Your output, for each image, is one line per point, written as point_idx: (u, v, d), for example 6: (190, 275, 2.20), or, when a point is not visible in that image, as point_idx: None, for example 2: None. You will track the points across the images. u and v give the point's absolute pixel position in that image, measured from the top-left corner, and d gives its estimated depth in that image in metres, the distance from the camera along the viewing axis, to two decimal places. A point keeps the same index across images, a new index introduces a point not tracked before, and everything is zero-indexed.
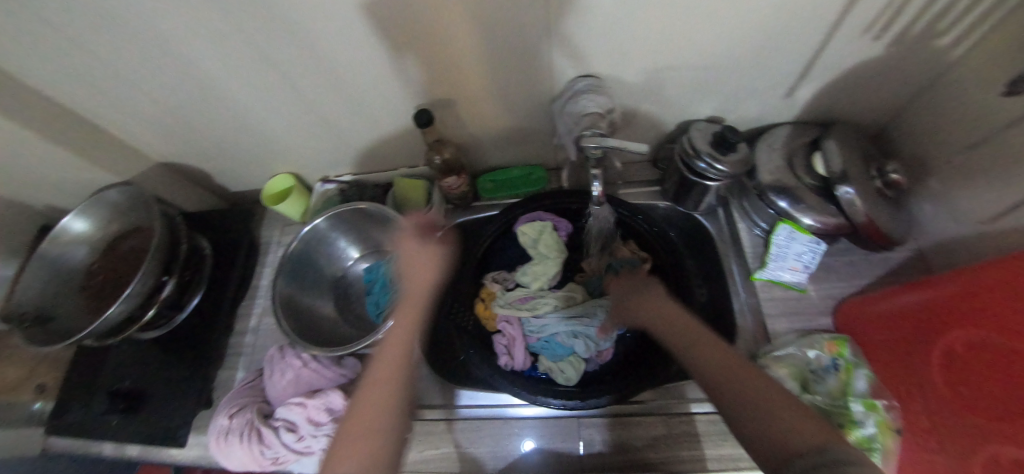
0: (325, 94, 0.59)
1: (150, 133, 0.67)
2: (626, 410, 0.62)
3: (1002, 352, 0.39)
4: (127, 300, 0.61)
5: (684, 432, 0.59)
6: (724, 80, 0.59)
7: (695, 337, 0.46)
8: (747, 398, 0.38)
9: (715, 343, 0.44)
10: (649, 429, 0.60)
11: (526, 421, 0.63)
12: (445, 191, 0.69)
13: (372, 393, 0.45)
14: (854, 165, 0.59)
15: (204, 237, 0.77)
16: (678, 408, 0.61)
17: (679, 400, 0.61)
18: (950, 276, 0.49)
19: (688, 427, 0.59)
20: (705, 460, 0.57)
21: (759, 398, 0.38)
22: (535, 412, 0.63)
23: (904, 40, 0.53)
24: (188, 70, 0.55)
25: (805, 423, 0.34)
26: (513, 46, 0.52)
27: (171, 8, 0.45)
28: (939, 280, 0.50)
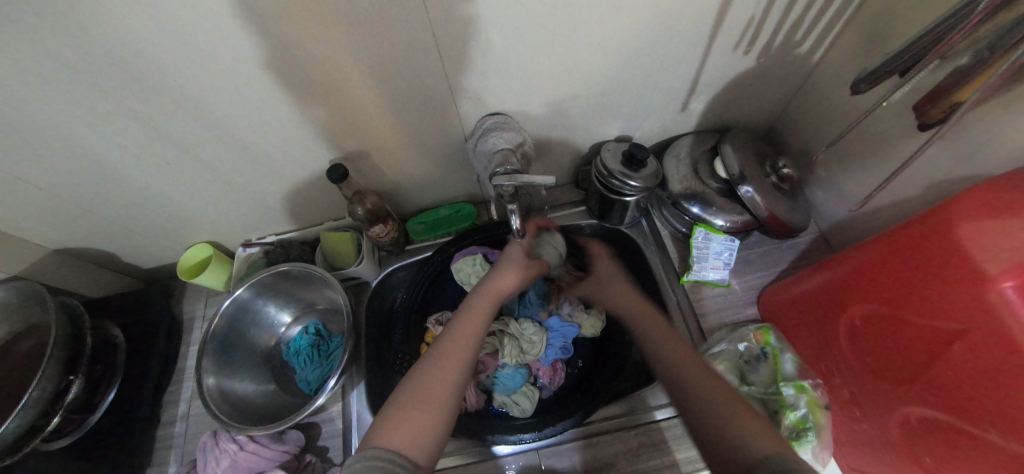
0: (232, 158, 0.57)
1: (36, 221, 0.61)
2: (582, 433, 0.62)
3: (895, 322, 0.43)
4: (22, 412, 0.55)
5: (640, 443, 0.60)
6: (625, 102, 0.63)
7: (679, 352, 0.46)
8: (715, 403, 0.39)
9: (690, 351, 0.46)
10: (607, 448, 0.60)
11: (485, 463, 0.61)
12: (375, 239, 0.68)
13: (455, 354, 0.44)
14: (749, 165, 0.64)
15: (116, 325, 0.71)
16: (631, 421, 0.61)
17: (630, 412, 0.62)
18: (836, 256, 0.53)
19: (643, 439, 0.60)
20: (662, 468, 0.58)
21: (734, 412, 0.38)
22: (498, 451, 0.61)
23: (771, 51, 0.60)
24: (71, 151, 0.51)
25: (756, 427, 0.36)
26: (417, 92, 0.53)
27: (35, 91, 0.42)
28: (826, 261, 0.53)
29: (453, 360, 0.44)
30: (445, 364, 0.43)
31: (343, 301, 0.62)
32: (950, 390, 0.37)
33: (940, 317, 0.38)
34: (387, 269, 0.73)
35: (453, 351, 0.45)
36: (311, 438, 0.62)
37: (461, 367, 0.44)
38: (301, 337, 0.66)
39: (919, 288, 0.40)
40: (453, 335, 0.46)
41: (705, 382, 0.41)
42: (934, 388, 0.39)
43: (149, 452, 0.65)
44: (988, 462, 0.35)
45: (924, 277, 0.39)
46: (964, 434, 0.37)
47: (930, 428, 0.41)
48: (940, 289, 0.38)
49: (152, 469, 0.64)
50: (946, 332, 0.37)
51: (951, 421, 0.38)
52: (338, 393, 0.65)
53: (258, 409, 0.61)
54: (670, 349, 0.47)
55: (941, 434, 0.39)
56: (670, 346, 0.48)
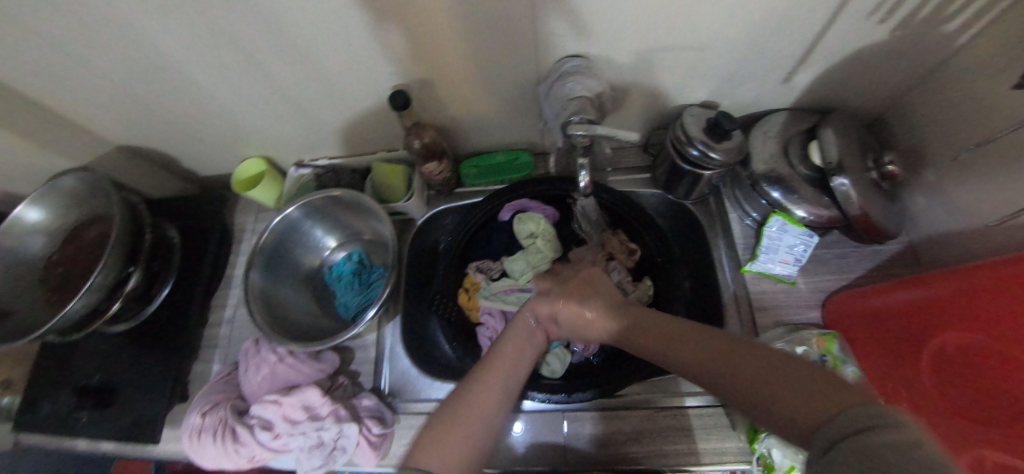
0: (291, 73, 0.54)
1: (102, 113, 0.62)
2: (610, 404, 0.61)
3: (990, 357, 0.38)
4: (87, 294, 0.58)
5: (668, 426, 0.58)
6: (722, 63, 0.56)
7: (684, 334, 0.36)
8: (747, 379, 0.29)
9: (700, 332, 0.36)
10: (632, 423, 0.59)
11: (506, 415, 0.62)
12: (427, 177, 0.66)
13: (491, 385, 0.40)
14: (850, 155, 0.57)
15: (172, 226, 0.73)
16: (663, 402, 0.60)
17: (664, 393, 0.60)
18: (944, 272, 0.47)
19: (672, 422, 0.59)
20: (686, 454, 0.56)
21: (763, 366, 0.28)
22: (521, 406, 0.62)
23: (911, 23, 0.50)
24: (137, 47, 0.50)
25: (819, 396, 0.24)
26: (494, 22, 0.47)
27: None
28: (932, 276, 0.48)
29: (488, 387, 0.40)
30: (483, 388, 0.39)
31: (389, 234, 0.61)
32: None
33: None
34: (435, 209, 0.71)
35: (491, 372, 0.41)
36: (346, 362, 0.64)
37: (497, 395, 0.40)
38: (345, 264, 0.66)
39: None
40: (490, 364, 0.42)
41: (725, 360, 0.31)
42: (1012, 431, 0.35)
43: (198, 348, 0.69)
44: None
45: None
46: None
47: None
48: None
49: (200, 363, 0.69)
50: None
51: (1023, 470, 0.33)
52: (374, 324, 0.66)
53: (299, 325, 0.63)
54: (683, 347, 0.35)
55: None
56: (679, 342, 0.36)
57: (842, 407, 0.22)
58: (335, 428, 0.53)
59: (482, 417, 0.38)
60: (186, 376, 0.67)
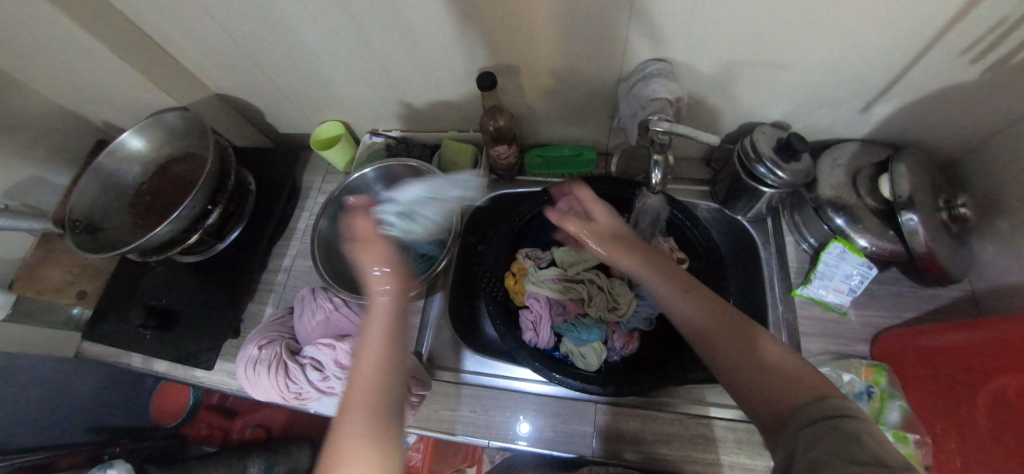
0: (390, 46, 0.59)
1: (212, 62, 0.68)
2: (643, 403, 0.62)
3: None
4: (173, 223, 0.62)
5: (701, 434, 0.58)
6: (802, 84, 0.57)
7: (686, 294, 0.47)
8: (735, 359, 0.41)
9: (707, 297, 0.46)
10: (664, 425, 0.60)
11: (534, 399, 0.62)
12: (493, 160, 0.69)
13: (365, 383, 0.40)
14: (922, 193, 0.57)
15: (250, 174, 0.77)
16: (700, 410, 0.60)
17: (701, 402, 0.60)
18: (1006, 317, 0.45)
19: (706, 431, 0.59)
20: (718, 464, 0.56)
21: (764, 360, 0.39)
22: (549, 390, 0.63)
23: (1008, 67, 0.50)
24: (260, 6, 0.55)
25: (795, 391, 0.36)
26: (591, 19, 0.50)
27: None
28: (991, 321, 0.47)
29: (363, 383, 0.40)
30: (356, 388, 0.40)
31: (454, 210, 0.65)
32: None
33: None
34: (494, 193, 0.74)
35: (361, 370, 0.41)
36: None
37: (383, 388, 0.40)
38: None
39: None
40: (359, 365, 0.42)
41: (720, 340, 0.42)
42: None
43: (256, 289, 0.74)
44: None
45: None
46: None
47: None
48: None
49: (255, 304, 0.73)
50: None
51: None
52: (423, 291, 0.69)
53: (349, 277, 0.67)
54: (691, 309, 0.46)
55: None
56: (689, 300, 0.46)
57: (808, 398, 0.35)
58: None
59: (373, 414, 0.38)
60: (242, 314, 0.71)
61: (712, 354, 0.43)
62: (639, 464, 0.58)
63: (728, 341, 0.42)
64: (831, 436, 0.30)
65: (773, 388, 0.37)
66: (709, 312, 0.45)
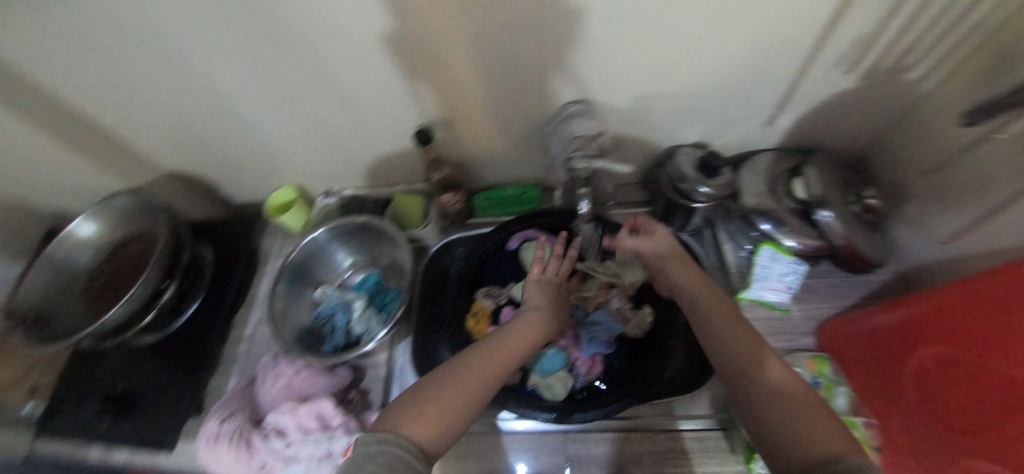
0: (331, 112, 0.63)
1: (161, 144, 0.70)
2: (620, 425, 0.62)
3: (976, 373, 0.40)
4: (128, 303, 0.62)
5: (677, 448, 0.60)
6: (709, 108, 0.63)
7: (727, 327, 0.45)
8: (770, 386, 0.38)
9: (753, 334, 0.44)
10: (641, 445, 0.61)
11: (512, 437, 0.64)
12: (442, 208, 0.73)
13: (484, 363, 0.48)
14: (833, 191, 0.62)
15: (207, 247, 0.78)
16: (672, 424, 0.61)
17: (673, 416, 0.62)
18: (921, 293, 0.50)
19: (680, 444, 0.60)
20: None
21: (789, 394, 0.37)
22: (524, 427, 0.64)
23: (876, 72, 0.56)
24: (203, 88, 0.58)
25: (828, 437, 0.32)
26: (508, 70, 0.55)
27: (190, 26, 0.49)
28: (910, 297, 0.50)
29: (487, 366, 0.48)
30: (482, 366, 0.48)
31: (407, 258, 0.67)
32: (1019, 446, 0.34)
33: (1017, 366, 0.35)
34: (448, 237, 0.76)
35: (489, 356, 0.49)
36: (358, 379, 0.66)
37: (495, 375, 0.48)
38: (360, 285, 0.71)
39: (1005, 334, 0.37)
40: (486, 349, 0.50)
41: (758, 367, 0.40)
42: (1003, 446, 0.36)
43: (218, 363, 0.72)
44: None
45: (1008, 326, 0.36)
46: None
47: None
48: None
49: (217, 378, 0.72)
50: (1017, 382, 0.35)
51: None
52: (387, 343, 0.70)
53: (306, 341, 0.67)
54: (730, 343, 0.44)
55: None
56: (732, 334, 0.44)
57: (835, 448, 0.30)
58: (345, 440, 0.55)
59: (473, 387, 0.46)
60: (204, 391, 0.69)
61: (744, 383, 0.40)
62: None
63: (765, 368, 0.40)
64: None
65: (794, 419, 0.34)
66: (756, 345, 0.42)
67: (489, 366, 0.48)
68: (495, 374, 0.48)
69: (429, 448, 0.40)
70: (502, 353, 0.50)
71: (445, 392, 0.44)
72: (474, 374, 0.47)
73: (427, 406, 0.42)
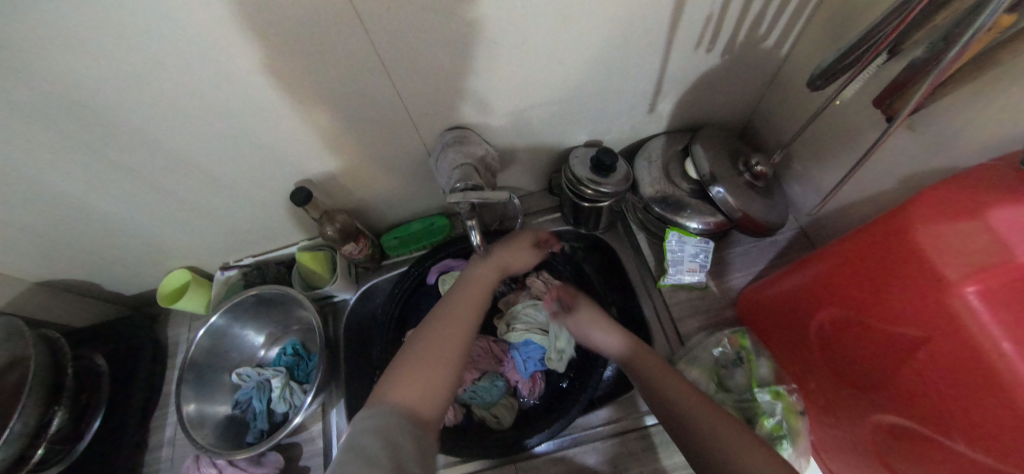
0: (196, 187, 0.57)
1: (11, 258, 0.62)
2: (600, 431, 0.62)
3: (866, 332, 0.41)
4: (6, 445, 0.54)
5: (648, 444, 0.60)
6: (590, 109, 0.62)
7: (656, 370, 0.49)
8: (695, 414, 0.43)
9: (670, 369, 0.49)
10: (615, 447, 0.61)
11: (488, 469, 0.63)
12: (349, 257, 0.70)
13: (460, 316, 0.47)
14: (721, 165, 0.63)
15: (100, 353, 0.71)
16: (640, 421, 0.62)
17: (639, 412, 0.62)
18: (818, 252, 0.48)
19: (650, 440, 0.61)
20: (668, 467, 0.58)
21: (708, 413, 0.43)
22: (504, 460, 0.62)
23: (735, 45, 0.57)
24: (32, 193, 0.52)
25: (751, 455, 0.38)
26: (371, 112, 0.52)
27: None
28: (813, 257, 0.49)
29: (463, 320, 0.47)
30: (454, 320, 0.46)
31: (314, 318, 0.63)
32: (921, 396, 0.36)
33: (909, 325, 0.36)
34: (364, 285, 0.74)
35: (458, 311, 0.48)
36: (293, 459, 0.63)
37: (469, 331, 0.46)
38: (278, 358, 0.68)
39: (886, 293, 0.38)
40: (456, 305, 0.49)
41: (682, 400, 0.45)
42: (895, 397, 0.39)
43: None
44: (940, 456, 0.35)
45: (894, 285, 0.37)
46: (942, 445, 0.35)
47: (899, 434, 0.40)
48: (906, 297, 0.36)
49: None
50: (907, 338, 0.36)
51: (918, 428, 0.37)
52: (319, 412, 0.66)
53: (229, 434, 0.63)
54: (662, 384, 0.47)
55: (913, 438, 0.38)
56: (665, 380, 0.47)
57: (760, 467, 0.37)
58: None
59: (453, 345, 0.44)
60: None
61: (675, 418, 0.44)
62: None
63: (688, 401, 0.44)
64: None
65: (718, 436, 0.40)
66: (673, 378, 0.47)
67: (465, 319, 0.47)
68: (471, 329, 0.47)
69: (426, 408, 0.38)
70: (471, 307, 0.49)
71: (421, 352, 0.42)
72: (449, 331, 0.44)
73: (413, 372, 0.40)
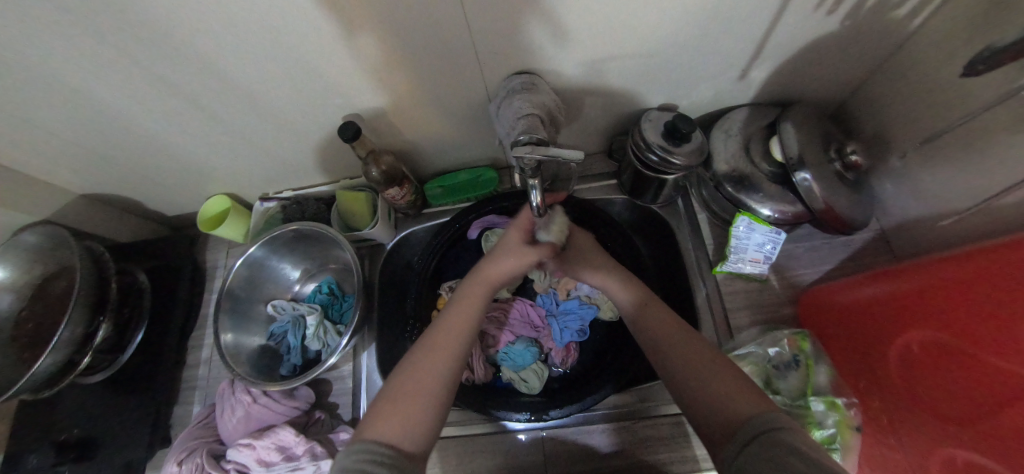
0: (241, 111, 0.54)
1: (55, 166, 0.61)
2: (639, 409, 0.60)
3: (966, 360, 0.35)
4: (56, 350, 0.57)
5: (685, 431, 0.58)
6: (672, 68, 0.55)
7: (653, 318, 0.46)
8: (688, 361, 0.40)
9: (673, 319, 0.45)
10: (660, 429, 0.58)
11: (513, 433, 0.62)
12: (391, 201, 0.67)
13: (442, 342, 0.45)
14: (813, 149, 0.56)
15: (141, 269, 0.72)
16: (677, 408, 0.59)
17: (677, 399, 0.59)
18: (927, 263, 0.44)
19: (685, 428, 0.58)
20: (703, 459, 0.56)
21: (715, 375, 0.37)
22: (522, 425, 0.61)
23: (861, 12, 0.48)
24: (76, 99, 0.49)
25: (742, 398, 0.34)
26: (433, 47, 0.46)
27: (20, 26, 0.38)
28: (912, 269, 0.45)
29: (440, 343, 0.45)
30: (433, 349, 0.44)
31: (353, 260, 0.61)
32: (1004, 440, 0.31)
33: (1020, 360, 0.30)
34: (403, 232, 0.72)
35: (438, 336, 0.45)
36: (322, 394, 0.64)
37: (451, 355, 0.44)
38: (315, 294, 0.67)
39: (1004, 325, 0.32)
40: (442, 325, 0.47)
41: (678, 347, 0.42)
42: (976, 429, 0.34)
43: (177, 390, 0.69)
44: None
45: (1015, 314, 0.31)
46: None
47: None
48: None
49: (181, 406, 0.68)
50: (1015, 377, 0.30)
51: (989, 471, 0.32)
52: (350, 353, 0.66)
53: (263, 364, 0.64)
54: (657, 325, 0.45)
55: None
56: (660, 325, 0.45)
57: (748, 411, 0.33)
58: (312, 467, 0.52)
59: (433, 377, 0.41)
60: (167, 421, 0.66)
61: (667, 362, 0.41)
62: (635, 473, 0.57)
63: (685, 349, 0.41)
64: (766, 454, 0.28)
65: (712, 384, 0.37)
66: (674, 327, 0.44)
67: (446, 343, 0.45)
68: (453, 351, 0.44)
69: (406, 446, 0.36)
70: (451, 325, 0.47)
71: (402, 386, 0.41)
72: (425, 363, 0.43)
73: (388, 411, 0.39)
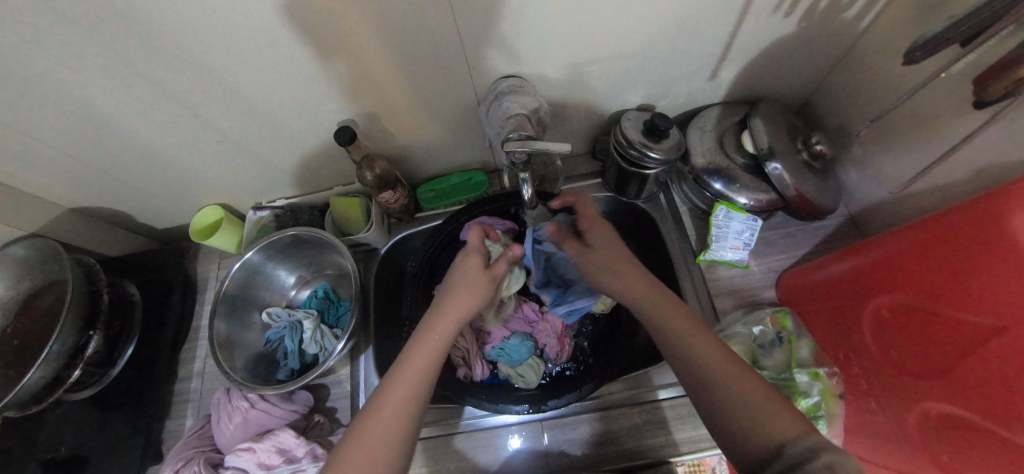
0: (237, 119, 0.55)
1: (45, 179, 0.60)
2: (622, 397, 0.61)
3: (936, 319, 0.38)
4: (44, 363, 0.56)
5: (662, 417, 0.59)
6: (648, 70, 0.59)
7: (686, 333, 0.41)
8: (721, 378, 0.36)
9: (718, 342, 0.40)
10: (640, 416, 0.60)
11: (508, 428, 0.62)
12: (385, 205, 0.68)
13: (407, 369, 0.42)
14: (781, 141, 0.60)
15: (132, 283, 0.72)
16: (652, 396, 0.60)
17: (651, 387, 0.61)
18: (876, 239, 0.47)
19: (662, 413, 0.60)
20: (678, 443, 0.58)
21: (743, 392, 0.35)
22: (513, 419, 0.62)
23: (815, 14, 0.52)
24: (74, 110, 0.50)
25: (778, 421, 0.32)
26: (423, 53, 0.49)
27: (22, 35, 0.39)
28: (862, 245, 0.49)
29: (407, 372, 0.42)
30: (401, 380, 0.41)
31: (350, 264, 0.62)
32: (984, 387, 0.33)
33: (984, 312, 0.33)
34: (397, 236, 0.74)
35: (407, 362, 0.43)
36: (321, 399, 0.64)
37: (417, 388, 0.42)
38: (311, 299, 0.68)
39: (966, 280, 0.35)
40: (409, 348, 0.44)
41: (721, 371, 0.37)
42: (950, 384, 0.36)
43: (169, 404, 0.67)
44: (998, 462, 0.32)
45: (975, 269, 0.34)
46: (990, 437, 0.32)
47: (951, 426, 0.37)
48: (990, 282, 0.32)
49: (173, 420, 0.67)
50: (981, 327, 0.33)
51: (972, 420, 0.34)
52: (347, 357, 0.66)
53: (258, 370, 0.63)
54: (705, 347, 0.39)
55: (962, 432, 0.35)
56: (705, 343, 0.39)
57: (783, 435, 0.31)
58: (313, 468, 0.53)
59: (395, 414, 0.40)
60: (159, 435, 0.65)
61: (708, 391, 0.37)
62: (627, 463, 0.58)
63: (728, 375, 0.37)
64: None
65: (742, 404, 0.34)
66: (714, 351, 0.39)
67: (412, 372, 0.42)
68: (422, 383, 0.42)
69: None
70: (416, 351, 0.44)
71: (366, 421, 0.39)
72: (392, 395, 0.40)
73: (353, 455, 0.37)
